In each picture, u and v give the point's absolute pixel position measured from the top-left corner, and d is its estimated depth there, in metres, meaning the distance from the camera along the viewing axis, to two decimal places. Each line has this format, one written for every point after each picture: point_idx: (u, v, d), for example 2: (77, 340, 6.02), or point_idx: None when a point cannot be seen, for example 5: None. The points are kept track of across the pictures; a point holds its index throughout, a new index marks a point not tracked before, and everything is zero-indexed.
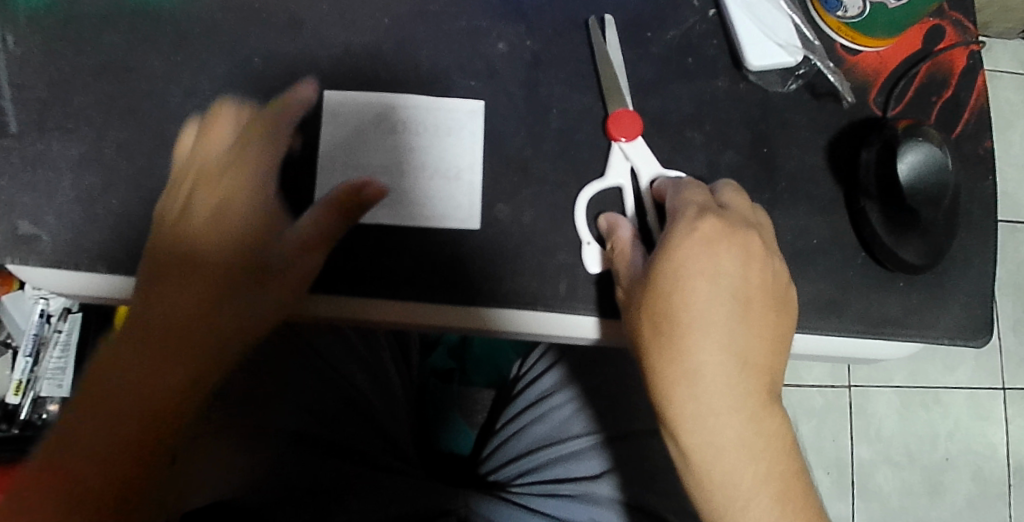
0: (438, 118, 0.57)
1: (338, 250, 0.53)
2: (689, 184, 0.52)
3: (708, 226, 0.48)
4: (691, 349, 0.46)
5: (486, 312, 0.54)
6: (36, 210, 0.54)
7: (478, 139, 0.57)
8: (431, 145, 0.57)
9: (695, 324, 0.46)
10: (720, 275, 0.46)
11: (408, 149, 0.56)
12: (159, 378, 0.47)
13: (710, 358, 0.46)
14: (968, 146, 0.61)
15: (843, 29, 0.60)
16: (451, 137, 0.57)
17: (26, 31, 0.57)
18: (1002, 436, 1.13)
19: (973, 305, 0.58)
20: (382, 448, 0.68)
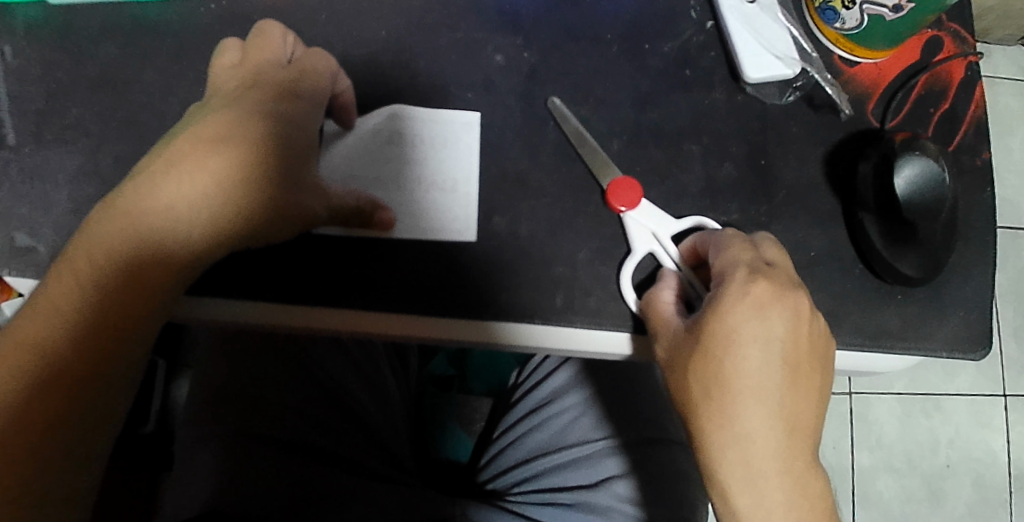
0: (433, 130, 0.57)
1: (333, 263, 0.54)
2: (732, 238, 0.50)
3: (761, 289, 0.45)
4: (733, 418, 0.44)
5: (484, 325, 0.54)
6: (33, 222, 0.54)
7: (474, 150, 0.57)
8: (427, 157, 0.57)
9: (742, 396, 0.44)
10: (773, 338, 0.44)
11: (406, 162, 0.56)
12: (107, 307, 0.45)
13: (755, 427, 0.44)
14: (966, 158, 0.61)
15: (842, 40, 0.60)
16: (447, 148, 0.57)
17: (25, 44, 0.58)
18: (1002, 444, 1.12)
19: (971, 317, 0.58)
20: (379, 456, 0.68)
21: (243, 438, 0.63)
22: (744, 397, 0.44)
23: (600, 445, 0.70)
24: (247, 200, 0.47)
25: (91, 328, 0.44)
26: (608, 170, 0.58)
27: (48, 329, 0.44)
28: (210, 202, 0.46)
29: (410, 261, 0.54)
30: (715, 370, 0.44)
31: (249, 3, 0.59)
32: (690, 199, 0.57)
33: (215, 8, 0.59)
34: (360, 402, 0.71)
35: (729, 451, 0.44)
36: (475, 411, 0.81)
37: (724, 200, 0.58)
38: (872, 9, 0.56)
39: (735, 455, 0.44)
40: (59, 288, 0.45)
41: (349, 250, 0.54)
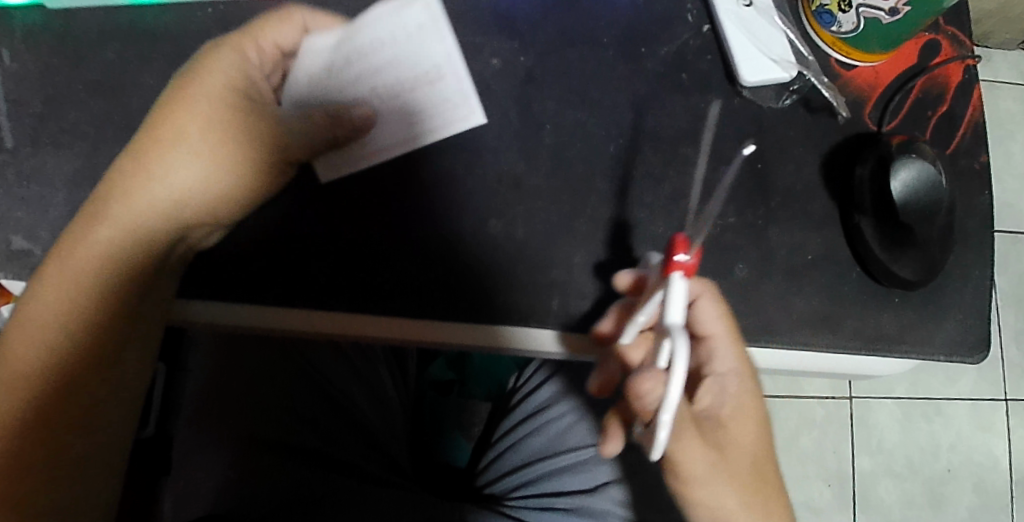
0: (429, 12, 0.59)
1: (340, 269, 0.54)
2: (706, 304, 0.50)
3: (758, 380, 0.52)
4: (746, 498, 0.50)
5: (486, 328, 0.54)
6: (29, 225, 0.54)
7: (467, 97, 0.58)
8: (421, 33, 0.59)
9: (745, 476, 0.50)
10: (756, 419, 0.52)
11: (399, 44, 0.58)
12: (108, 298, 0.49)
13: (758, 497, 0.51)
14: (963, 161, 0.61)
15: (838, 43, 0.60)
16: (443, 41, 0.59)
17: (23, 48, 0.58)
18: (1004, 448, 1.12)
19: (969, 320, 0.58)
20: (377, 460, 0.68)
21: (246, 442, 0.64)
22: (747, 477, 0.50)
23: (588, 455, 0.70)
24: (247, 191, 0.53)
25: (90, 343, 0.48)
26: (604, 174, 0.58)
27: (47, 347, 0.47)
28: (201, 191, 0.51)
29: (409, 264, 0.54)
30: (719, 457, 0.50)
31: (246, 7, 0.60)
32: (689, 203, 0.57)
33: (213, 12, 0.59)
34: (360, 407, 0.71)
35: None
36: (475, 415, 0.81)
37: (721, 203, 0.58)
38: (869, 12, 0.55)
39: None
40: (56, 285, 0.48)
41: (349, 257, 0.54)
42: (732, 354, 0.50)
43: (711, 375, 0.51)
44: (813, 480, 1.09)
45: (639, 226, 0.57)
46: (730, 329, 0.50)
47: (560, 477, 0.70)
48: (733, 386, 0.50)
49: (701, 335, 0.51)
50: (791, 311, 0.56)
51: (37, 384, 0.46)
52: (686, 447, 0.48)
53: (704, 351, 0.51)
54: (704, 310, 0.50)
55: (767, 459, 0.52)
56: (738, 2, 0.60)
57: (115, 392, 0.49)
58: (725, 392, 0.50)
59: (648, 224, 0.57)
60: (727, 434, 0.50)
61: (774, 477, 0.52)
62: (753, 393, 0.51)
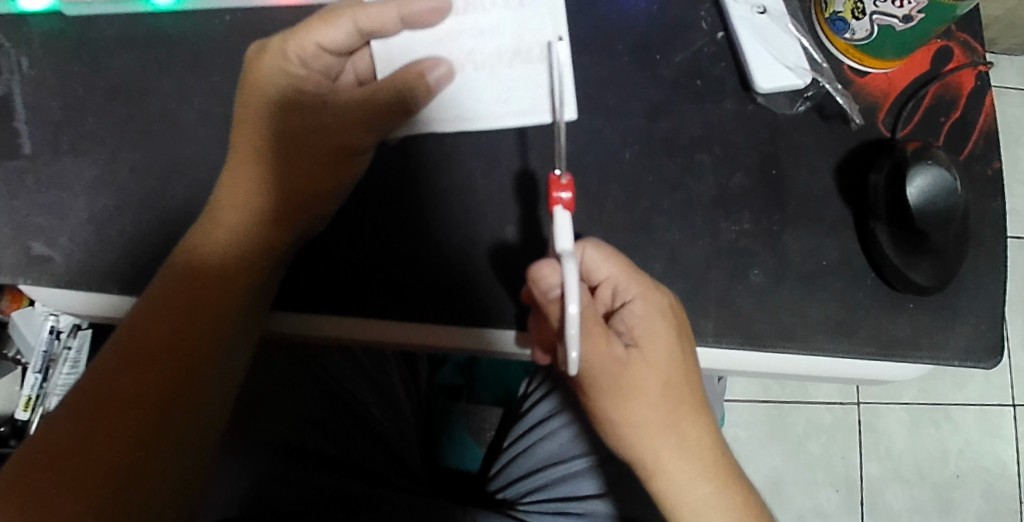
0: (538, 32, 0.59)
1: (356, 276, 0.57)
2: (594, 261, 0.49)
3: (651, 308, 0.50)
4: (661, 422, 0.49)
5: (490, 334, 0.56)
6: (51, 231, 0.55)
7: (518, 90, 0.59)
8: (518, 50, 0.58)
9: (659, 397, 0.49)
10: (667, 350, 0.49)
11: (491, 52, 0.58)
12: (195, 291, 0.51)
13: (677, 422, 0.49)
14: (977, 167, 0.61)
15: (851, 50, 0.60)
16: (532, 64, 0.59)
17: (42, 55, 0.59)
18: (1013, 454, 1.11)
19: (984, 326, 0.58)
20: (396, 468, 0.68)
21: (264, 452, 0.64)
22: (663, 401, 0.49)
23: (584, 463, 0.69)
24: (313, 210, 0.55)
25: (168, 322, 0.49)
26: (619, 180, 0.58)
27: (135, 340, 0.48)
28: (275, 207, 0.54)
29: (425, 273, 0.57)
30: (633, 382, 0.49)
31: (263, 15, 0.60)
32: (704, 210, 0.58)
33: (229, 20, 0.59)
34: (373, 412, 0.71)
35: (669, 454, 0.49)
36: (485, 420, 0.81)
37: (736, 208, 0.58)
38: (882, 20, 0.55)
39: (675, 451, 0.49)
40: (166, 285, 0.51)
41: (372, 265, 0.57)
42: (636, 283, 0.50)
43: (626, 305, 0.50)
44: (821, 486, 1.09)
45: (654, 232, 0.57)
46: (623, 264, 0.50)
47: (556, 487, 0.69)
48: (641, 311, 0.49)
49: (601, 279, 0.51)
50: (806, 317, 0.57)
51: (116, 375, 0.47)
52: (597, 357, 0.48)
53: (608, 291, 0.52)
54: (596, 257, 0.49)
55: (692, 388, 0.50)
56: (752, 9, 0.61)
57: (197, 387, 0.49)
58: (639, 317, 0.49)
59: (663, 230, 0.57)
60: (642, 357, 0.49)
61: (698, 406, 0.50)
62: (663, 320, 0.50)
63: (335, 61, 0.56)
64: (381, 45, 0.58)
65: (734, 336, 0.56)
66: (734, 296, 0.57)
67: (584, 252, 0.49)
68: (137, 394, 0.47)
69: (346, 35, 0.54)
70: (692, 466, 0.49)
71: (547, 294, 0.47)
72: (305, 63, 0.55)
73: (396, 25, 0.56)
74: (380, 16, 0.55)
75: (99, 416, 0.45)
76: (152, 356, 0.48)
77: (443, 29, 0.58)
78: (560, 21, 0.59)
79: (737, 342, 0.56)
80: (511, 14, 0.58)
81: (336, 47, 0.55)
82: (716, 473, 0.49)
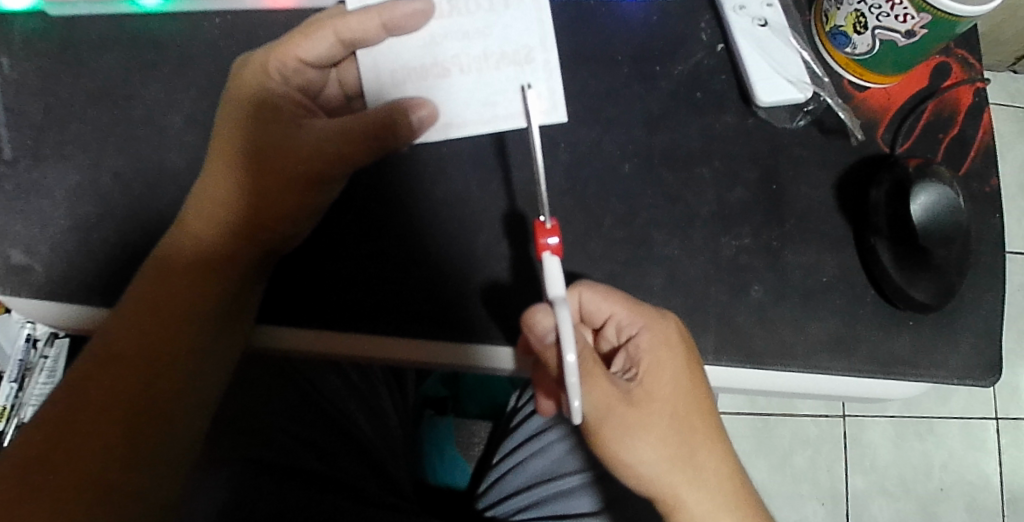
0: (524, 36, 0.58)
1: (355, 292, 0.55)
2: (594, 299, 0.50)
3: (658, 337, 0.49)
4: (673, 455, 0.47)
5: (484, 348, 0.55)
6: (29, 239, 0.53)
7: (505, 91, 0.58)
8: (504, 54, 0.58)
9: (665, 425, 0.47)
10: (675, 376, 0.48)
11: (478, 56, 0.57)
12: (172, 295, 0.49)
13: (691, 452, 0.47)
14: (975, 185, 0.61)
15: (851, 65, 0.60)
16: (521, 68, 0.58)
17: (23, 56, 0.57)
18: (996, 467, 1.10)
19: (982, 344, 0.58)
20: (380, 483, 0.66)
21: (244, 466, 0.60)
22: (671, 430, 0.47)
23: (578, 480, 0.66)
24: (287, 225, 0.52)
25: (143, 327, 0.47)
26: (619, 193, 0.57)
27: (110, 345, 0.46)
28: (245, 212, 0.51)
29: (416, 289, 0.55)
30: (642, 407, 0.47)
31: (254, 18, 0.58)
32: (703, 224, 0.57)
33: (219, 22, 0.58)
34: (359, 426, 0.69)
35: (685, 486, 0.46)
36: (475, 434, 0.79)
37: (736, 224, 0.57)
38: (885, 35, 0.54)
39: (689, 484, 0.46)
40: (144, 289, 0.49)
41: (369, 280, 0.55)
42: (640, 317, 0.50)
43: (631, 340, 0.50)
44: (807, 499, 1.07)
45: (653, 247, 0.56)
46: (626, 299, 0.50)
47: (548, 504, 0.66)
48: (647, 343, 0.49)
49: (605, 318, 0.51)
50: (806, 334, 0.56)
51: (88, 384, 0.45)
52: (600, 399, 0.47)
53: (613, 328, 0.52)
54: (593, 299, 0.50)
55: (702, 414, 0.48)
56: (752, 22, 0.60)
57: (177, 399, 0.47)
58: (645, 350, 0.49)
59: (663, 245, 0.57)
60: (646, 392, 0.48)
61: (708, 428, 0.48)
62: (670, 351, 0.49)
63: (316, 74, 0.55)
64: (367, 52, 0.56)
65: (735, 353, 0.55)
66: (735, 313, 0.56)
67: (581, 295, 0.50)
68: (111, 409, 0.45)
69: (327, 46, 0.53)
70: (709, 503, 0.46)
71: (543, 339, 0.46)
72: (285, 78, 0.54)
73: (378, 32, 0.54)
74: (361, 25, 0.53)
75: (69, 425, 0.44)
76: (128, 368, 0.46)
77: (428, 34, 0.57)
78: (545, 28, 0.58)
79: (737, 360, 0.55)
80: (496, 21, 0.58)
81: (317, 60, 0.54)
82: (732, 503, 0.47)
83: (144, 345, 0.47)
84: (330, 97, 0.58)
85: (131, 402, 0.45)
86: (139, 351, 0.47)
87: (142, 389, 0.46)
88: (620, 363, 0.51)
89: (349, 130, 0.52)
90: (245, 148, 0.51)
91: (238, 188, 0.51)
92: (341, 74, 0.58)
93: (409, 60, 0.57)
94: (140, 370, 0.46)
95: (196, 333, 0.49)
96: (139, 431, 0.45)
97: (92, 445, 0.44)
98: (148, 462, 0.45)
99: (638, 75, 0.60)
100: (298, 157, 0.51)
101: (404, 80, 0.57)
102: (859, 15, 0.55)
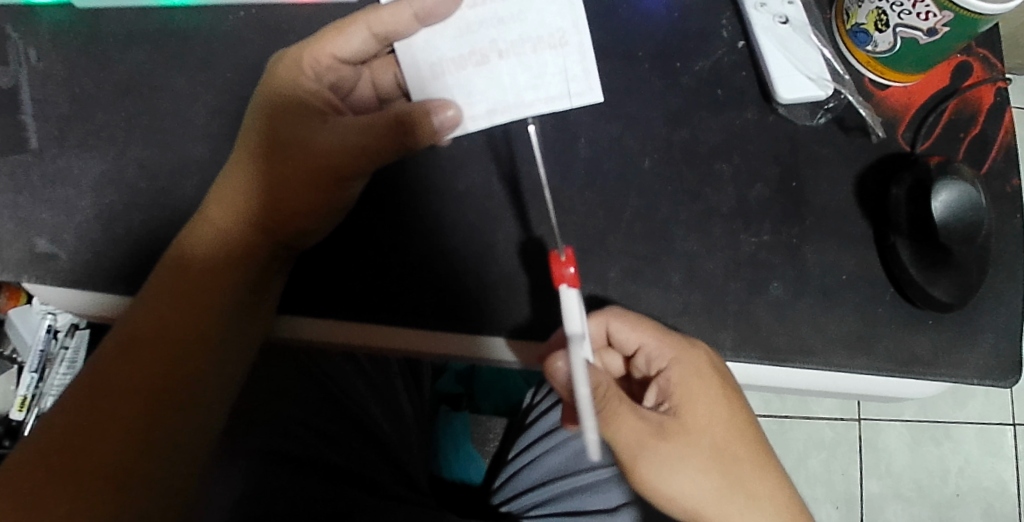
0: (558, 19, 0.56)
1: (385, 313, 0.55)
2: (624, 327, 0.50)
3: (693, 375, 0.49)
4: (725, 489, 0.48)
5: (486, 341, 0.55)
6: (55, 228, 0.54)
7: (544, 74, 0.57)
8: (541, 39, 0.56)
9: (716, 463, 0.48)
10: (717, 416, 0.49)
11: (517, 41, 0.56)
12: (186, 285, 0.49)
13: (739, 480, 0.48)
14: (996, 184, 0.60)
15: (872, 62, 0.59)
16: (557, 52, 0.57)
17: (50, 47, 0.57)
18: (1013, 473, 1.09)
19: (1001, 344, 0.57)
20: (394, 476, 0.65)
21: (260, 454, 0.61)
22: (706, 447, 0.48)
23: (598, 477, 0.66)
24: (306, 221, 0.52)
25: (159, 317, 0.48)
26: (637, 189, 0.57)
27: (126, 333, 0.47)
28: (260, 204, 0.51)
29: (434, 287, 0.55)
30: (690, 448, 0.48)
31: (277, 12, 0.59)
32: (722, 221, 0.57)
33: (244, 15, 0.58)
34: (376, 421, 0.68)
35: (740, 521, 0.48)
36: (490, 430, 0.77)
37: (755, 220, 0.57)
38: (906, 32, 0.54)
39: (734, 496, 0.48)
40: (162, 279, 0.49)
41: (386, 277, 0.55)
42: (669, 349, 0.50)
43: (661, 372, 0.50)
44: (821, 502, 1.06)
45: (671, 242, 0.57)
46: (654, 328, 0.50)
47: (562, 501, 0.66)
48: (675, 376, 0.49)
49: (633, 347, 0.52)
50: (824, 331, 0.56)
51: (105, 371, 0.46)
52: (633, 435, 0.47)
53: (643, 359, 0.52)
54: (621, 328, 0.50)
55: (745, 441, 0.49)
56: (774, 19, 0.60)
57: (193, 389, 0.48)
58: (672, 381, 0.50)
59: (682, 240, 0.57)
60: (683, 424, 0.49)
61: (758, 462, 0.49)
62: (701, 381, 0.49)
63: (350, 71, 0.56)
64: (404, 45, 0.56)
65: (754, 350, 0.55)
66: (754, 309, 0.56)
67: (607, 322, 0.51)
68: (127, 399, 0.45)
69: (361, 41, 0.53)
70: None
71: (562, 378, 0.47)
72: (319, 75, 0.54)
73: (410, 23, 0.54)
74: (393, 17, 0.53)
75: (86, 416, 0.44)
76: (147, 361, 0.46)
77: (462, 22, 0.55)
78: (578, 10, 0.57)
79: (757, 358, 0.55)
80: (529, 6, 0.56)
81: (352, 56, 0.54)
82: None
83: (159, 335, 0.47)
84: (362, 97, 0.58)
85: (146, 390, 0.46)
86: (168, 341, 0.47)
87: (158, 378, 0.46)
88: (653, 397, 0.52)
89: (373, 126, 0.51)
90: (270, 144, 0.51)
91: (255, 178, 0.51)
92: (375, 74, 0.57)
93: (446, 50, 0.56)
94: (156, 356, 0.47)
95: (212, 323, 0.49)
96: (160, 424, 0.46)
97: (122, 432, 0.44)
98: (164, 453, 0.46)
99: (658, 70, 0.60)
100: (314, 149, 0.51)
101: (443, 71, 0.56)
102: (881, 12, 0.55)
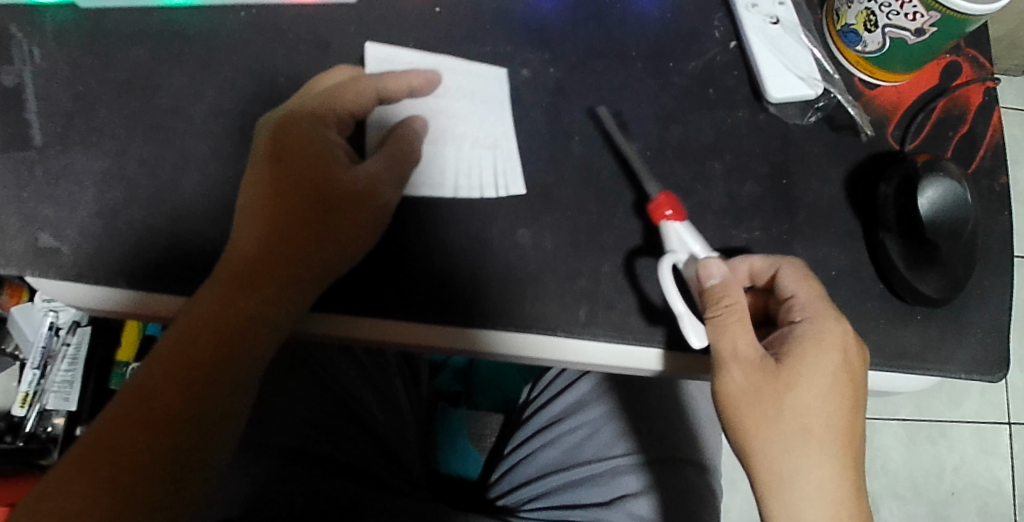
0: (498, 125, 0.59)
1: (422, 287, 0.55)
2: (794, 277, 0.52)
3: (819, 335, 0.49)
4: (808, 454, 0.47)
5: (475, 334, 0.55)
6: (57, 223, 0.55)
7: (483, 168, 0.57)
8: (481, 135, 0.58)
9: (812, 426, 0.47)
10: (823, 383, 0.48)
11: (467, 128, 0.58)
12: (220, 322, 0.47)
13: (823, 447, 0.47)
14: (984, 182, 0.61)
15: (862, 62, 0.60)
16: (491, 152, 0.58)
17: (54, 46, 0.58)
18: (1008, 472, 1.10)
19: (989, 339, 0.58)
20: (391, 469, 0.66)
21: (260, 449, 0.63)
22: (804, 407, 0.47)
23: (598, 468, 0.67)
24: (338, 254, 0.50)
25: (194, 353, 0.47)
26: (631, 186, 0.58)
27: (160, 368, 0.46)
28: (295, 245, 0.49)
29: (428, 281, 0.55)
30: (790, 402, 0.47)
31: (277, 13, 0.60)
32: (714, 217, 0.58)
33: (246, 16, 0.60)
34: (376, 420, 0.69)
35: (810, 491, 0.47)
36: (486, 426, 0.78)
37: (747, 217, 0.58)
38: (894, 33, 0.55)
39: (812, 462, 0.47)
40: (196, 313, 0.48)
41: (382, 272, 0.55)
42: (814, 307, 0.50)
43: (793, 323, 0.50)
44: None
45: (664, 238, 0.57)
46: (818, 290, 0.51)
47: (557, 495, 0.67)
48: (801, 330, 0.49)
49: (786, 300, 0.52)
50: None
51: (138, 403, 0.45)
52: (738, 359, 0.48)
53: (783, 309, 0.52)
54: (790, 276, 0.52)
55: (845, 414, 0.48)
56: (765, 20, 0.61)
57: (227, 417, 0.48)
58: (796, 334, 0.49)
59: None
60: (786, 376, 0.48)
61: (847, 440, 0.48)
62: (823, 345, 0.48)
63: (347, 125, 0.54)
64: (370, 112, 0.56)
65: None
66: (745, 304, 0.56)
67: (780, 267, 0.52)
68: (159, 432, 0.45)
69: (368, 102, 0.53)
70: (828, 488, 0.47)
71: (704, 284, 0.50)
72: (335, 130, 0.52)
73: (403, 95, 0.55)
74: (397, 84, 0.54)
75: (117, 450, 0.44)
76: (181, 395, 0.46)
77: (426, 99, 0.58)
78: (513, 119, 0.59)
79: None
80: (479, 104, 0.59)
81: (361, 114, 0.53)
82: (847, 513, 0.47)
83: (193, 369, 0.46)
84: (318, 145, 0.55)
85: (179, 424, 0.46)
86: (197, 378, 0.46)
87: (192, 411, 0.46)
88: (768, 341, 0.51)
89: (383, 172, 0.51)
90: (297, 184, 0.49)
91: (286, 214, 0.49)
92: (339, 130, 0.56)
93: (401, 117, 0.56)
94: (190, 390, 0.46)
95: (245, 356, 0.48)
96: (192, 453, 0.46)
97: (145, 472, 0.44)
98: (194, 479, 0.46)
99: (651, 70, 0.61)
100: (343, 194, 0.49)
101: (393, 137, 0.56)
102: (870, 13, 0.56)
